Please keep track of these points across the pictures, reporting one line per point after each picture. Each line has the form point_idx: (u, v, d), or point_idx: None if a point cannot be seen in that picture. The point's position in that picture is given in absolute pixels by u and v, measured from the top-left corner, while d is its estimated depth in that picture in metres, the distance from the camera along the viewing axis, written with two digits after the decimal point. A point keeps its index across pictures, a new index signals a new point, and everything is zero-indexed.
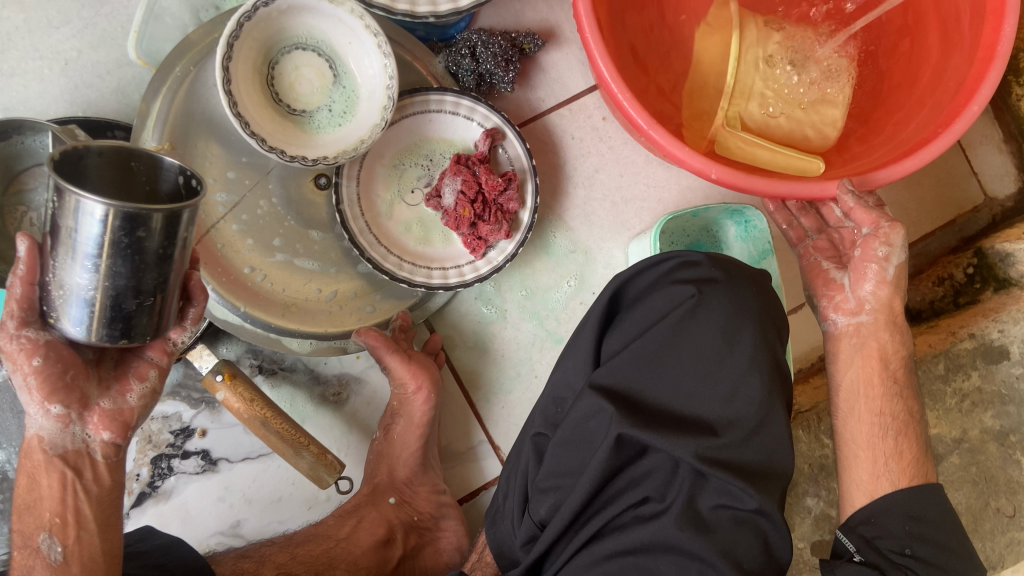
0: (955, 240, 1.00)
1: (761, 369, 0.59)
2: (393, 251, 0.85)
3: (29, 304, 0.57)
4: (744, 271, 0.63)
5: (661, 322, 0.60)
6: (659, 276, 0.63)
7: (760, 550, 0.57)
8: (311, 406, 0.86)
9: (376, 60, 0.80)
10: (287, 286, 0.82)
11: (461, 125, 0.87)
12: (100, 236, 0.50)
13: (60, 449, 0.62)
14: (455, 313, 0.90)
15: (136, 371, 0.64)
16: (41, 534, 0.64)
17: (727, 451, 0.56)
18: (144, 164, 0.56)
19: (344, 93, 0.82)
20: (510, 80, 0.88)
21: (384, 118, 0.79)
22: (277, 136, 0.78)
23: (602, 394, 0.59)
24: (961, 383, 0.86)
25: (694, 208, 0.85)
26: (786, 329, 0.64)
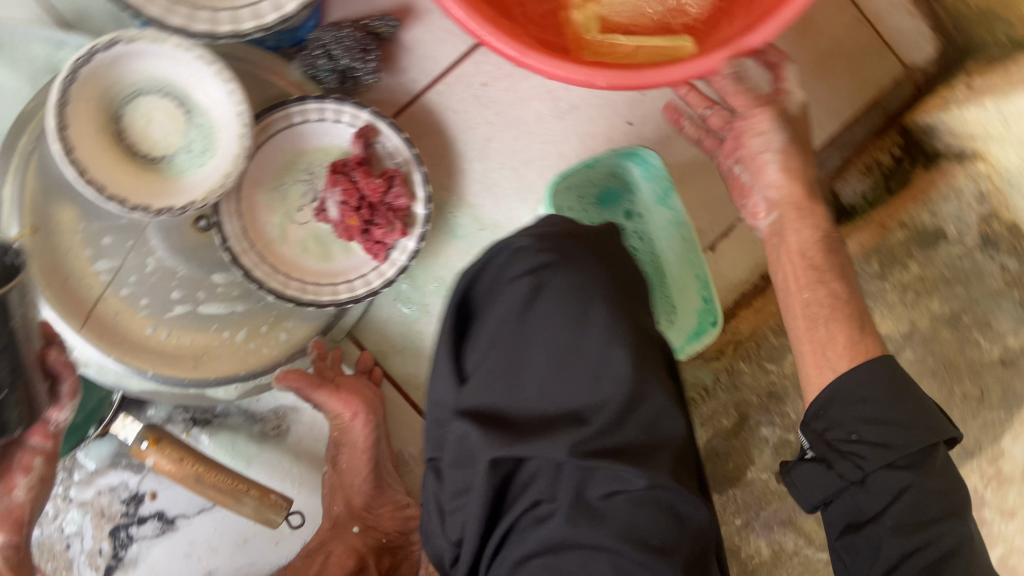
0: (880, 119, 0.89)
1: (620, 341, 0.57)
2: (293, 276, 0.82)
3: None
4: (577, 242, 0.61)
5: (506, 324, 0.58)
6: (495, 272, 0.61)
7: (668, 522, 0.55)
8: (254, 445, 0.85)
9: (219, 87, 0.76)
10: (194, 338, 0.81)
11: (334, 131, 0.83)
12: None
13: None
14: (376, 321, 0.88)
15: (19, 463, 0.62)
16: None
17: (603, 437, 0.55)
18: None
19: (200, 132, 0.79)
20: (372, 70, 0.84)
21: (242, 147, 0.76)
22: (141, 191, 0.76)
23: (468, 418, 0.56)
24: (902, 276, 0.85)
25: (584, 161, 0.81)
26: (637, 286, 0.63)
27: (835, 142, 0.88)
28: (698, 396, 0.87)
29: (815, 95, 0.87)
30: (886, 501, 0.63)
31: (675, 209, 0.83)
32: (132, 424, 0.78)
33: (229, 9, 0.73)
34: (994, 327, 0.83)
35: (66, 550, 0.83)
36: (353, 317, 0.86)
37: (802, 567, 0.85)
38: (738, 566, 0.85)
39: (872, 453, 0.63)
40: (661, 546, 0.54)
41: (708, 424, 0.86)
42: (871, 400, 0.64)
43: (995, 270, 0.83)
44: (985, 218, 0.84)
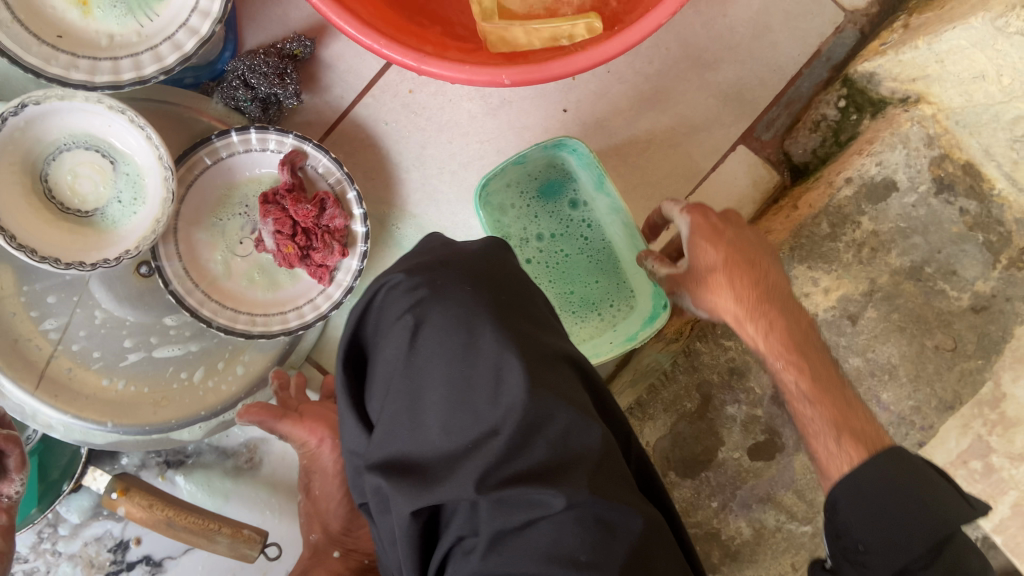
0: (827, 72, 0.88)
1: (507, 361, 0.57)
2: (241, 309, 0.83)
3: None
4: (453, 270, 0.62)
5: (396, 366, 0.59)
6: (380, 315, 0.62)
7: (593, 536, 0.53)
8: (229, 480, 0.86)
9: (137, 134, 0.76)
10: (152, 384, 0.81)
11: (265, 160, 0.84)
12: None
13: None
14: (336, 342, 0.89)
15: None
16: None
17: (506, 462, 0.54)
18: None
19: (128, 180, 0.79)
20: (293, 92, 0.82)
21: (167, 190, 0.76)
22: (75, 248, 0.76)
23: (378, 470, 0.57)
24: (854, 234, 0.81)
25: (511, 158, 0.79)
26: (526, 301, 0.63)
27: (780, 99, 0.89)
28: (659, 381, 0.86)
29: (753, 58, 0.87)
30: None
31: (612, 196, 0.80)
32: (102, 476, 0.80)
33: (129, 56, 0.73)
34: (960, 275, 0.79)
35: None
36: (312, 341, 0.87)
37: (787, 543, 0.82)
38: (722, 550, 0.82)
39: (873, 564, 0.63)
40: (592, 562, 0.52)
41: (671, 410, 0.84)
42: (869, 507, 0.63)
43: (953, 215, 0.79)
44: (937, 161, 0.79)
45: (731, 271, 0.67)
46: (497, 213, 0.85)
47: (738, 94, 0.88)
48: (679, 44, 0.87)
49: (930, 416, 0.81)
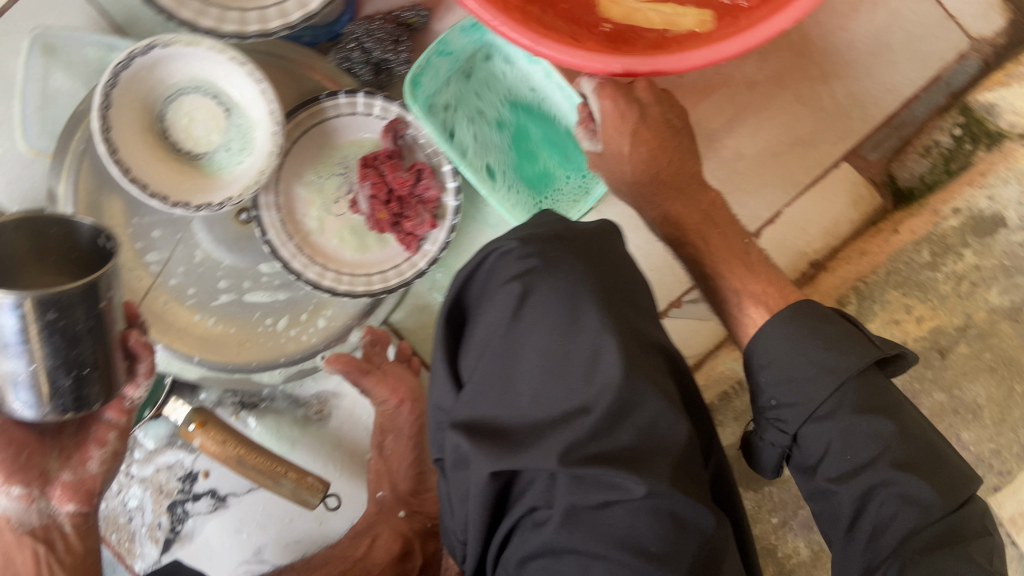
0: (945, 98, 0.86)
1: (607, 343, 0.56)
2: (330, 267, 0.84)
3: None
4: (568, 241, 0.61)
5: (496, 331, 0.58)
6: (485, 278, 0.61)
7: (669, 528, 0.53)
8: (298, 428, 0.89)
9: (253, 88, 0.79)
10: (239, 325, 0.85)
11: (368, 124, 0.86)
12: (18, 326, 0.55)
13: (29, 524, 0.66)
14: (416, 307, 0.91)
15: (96, 436, 0.67)
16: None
17: (595, 441, 0.54)
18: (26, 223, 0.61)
19: (239, 131, 0.82)
20: (404, 61, 0.85)
21: (274, 147, 0.78)
22: (182, 188, 0.80)
23: (462, 429, 0.57)
24: (955, 266, 0.83)
25: (439, 42, 0.77)
26: (631, 286, 0.62)
27: (891, 121, 0.87)
28: (731, 388, 0.86)
29: (869, 75, 0.85)
30: (823, 450, 0.62)
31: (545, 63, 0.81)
32: (181, 406, 0.81)
33: (257, 8, 0.76)
34: None
35: (127, 522, 0.88)
36: (392, 304, 0.88)
37: None
38: (776, 567, 0.83)
39: (785, 412, 0.63)
40: (660, 554, 0.52)
41: (741, 420, 0.86)
42: (783, 361, 0.64)
43: None
44: None
45: (654, 154, 0.70)
46: (444, 114, 0.82)
47: (847, 110, 0.86)
48: (793, 52, 0.85)
49: (1010, 462, 0.83)
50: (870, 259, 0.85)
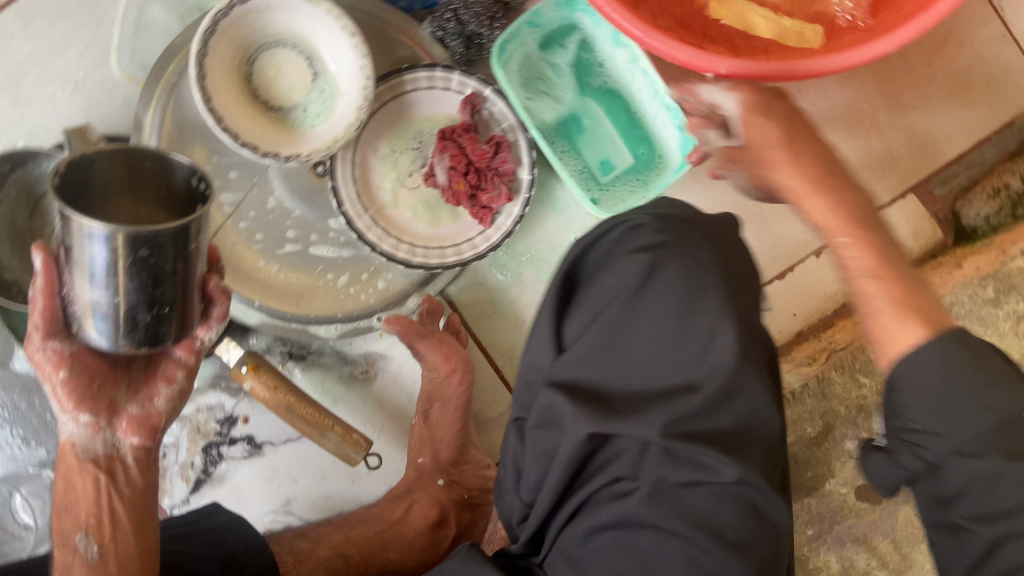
0: (1015, 143, 0.89)
1: (724, 330, 0.57)
2: (403, 239, 0.85)
3: (51, 316, 0.61)
4: (698, 229, 0.63)
5: (614, 300, 0.60)
6: (611, 249, 0.63)
7: (747, 518, 0.55)
8: (342, 385, 0.89)
9: (352, 59, 0.80)
10: (300, 276, 0.85)
11: (447, 99, 0.86)
12: (108, 258, 0.54)
13: (91, 453, 0.65)
14: (471, 282, 0.90)
15: (163, 373, 0.67)
16: (79, 533, 0.66)
17: (696, 421, 0.56)
18: (124, 160, 0.62)
19: (321, 96, 0.82)
20: (497, 38, 0.86)
21: (358, 118, 0.80)
22: (257, 134, 0.79)
23: (563, 388, 0.58)
24: (1015, 303, 0.89)
25: (531, 14, 0.77)
26: (750, 284, 0.64)
27: (962, 160, 0.88)
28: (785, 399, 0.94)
29: (946, 110, 0.87)
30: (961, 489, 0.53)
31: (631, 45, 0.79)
32: (235, 348, 0.82)
33: None
34: None
35: (161, 458, 0.87)
36: (451, 276, 0.88)
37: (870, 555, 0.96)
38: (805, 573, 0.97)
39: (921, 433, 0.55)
40: (735, 542, 0.54)
41: (792, 428, 0.94)
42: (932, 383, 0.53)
43: None
44: None
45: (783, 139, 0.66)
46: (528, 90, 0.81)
47: (922, 142, 0.88)
48: (876, 78, 0.87)
49: None
50: None
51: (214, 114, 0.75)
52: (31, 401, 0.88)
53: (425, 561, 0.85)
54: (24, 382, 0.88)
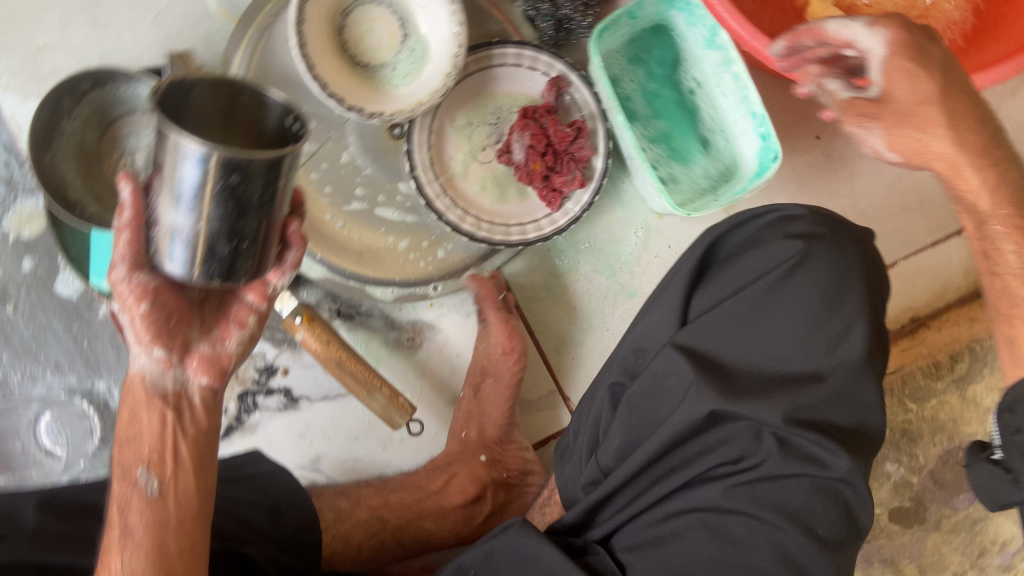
0: None
1: (858, 327, 0.63)
2: (470, 212, 0.85)
3: (136, 248, 0.57)
4: (848, 231, 0.68)
5: (757, 281, 0.64)
6: (756, 232, 0.68)
7: (837, 516, 0.60)
8: (386, 349, 0.88)
9: (447, 24, 0.80)
10: (362, 235, 0.84)
11: (528, 77, 0.86)
12: (200, 178, 0.50)
13: (161, 387, 0.64)
14: (528, 263, 0.90)
15: (234, 316, 0.66)
16: (138, 468, 0.64)
17: (816, 411, 0.61)
18: (222, 86, 0.57)
19: (411, 55, 0.82)
20: (589, 25, 0.86)
21: (445, 85, 0.80)
22: (343, 85, 0.78)
23: (689, 354, 0.62)
24: None
25: (627, 11, 0.78)
26: (883, 289, 0.69)
27: None
28: None
29: None
30: None
31: (725, 47, 0.78)
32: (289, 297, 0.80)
33: None
34: None
35: None
36: (510, 254, 0.88)
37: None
38: None
39: None
40: (824, 537, 0.59)
41: None
42: None
43: None
44: None
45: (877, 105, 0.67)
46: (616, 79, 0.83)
47: None
48: None
49: None
50: (978, 325, 0.95)
51: (307, 60, 0.74)
52: (69, 326, 0.86)
53: (456, 533, 0.87)
54: (65, 306, 0.86)
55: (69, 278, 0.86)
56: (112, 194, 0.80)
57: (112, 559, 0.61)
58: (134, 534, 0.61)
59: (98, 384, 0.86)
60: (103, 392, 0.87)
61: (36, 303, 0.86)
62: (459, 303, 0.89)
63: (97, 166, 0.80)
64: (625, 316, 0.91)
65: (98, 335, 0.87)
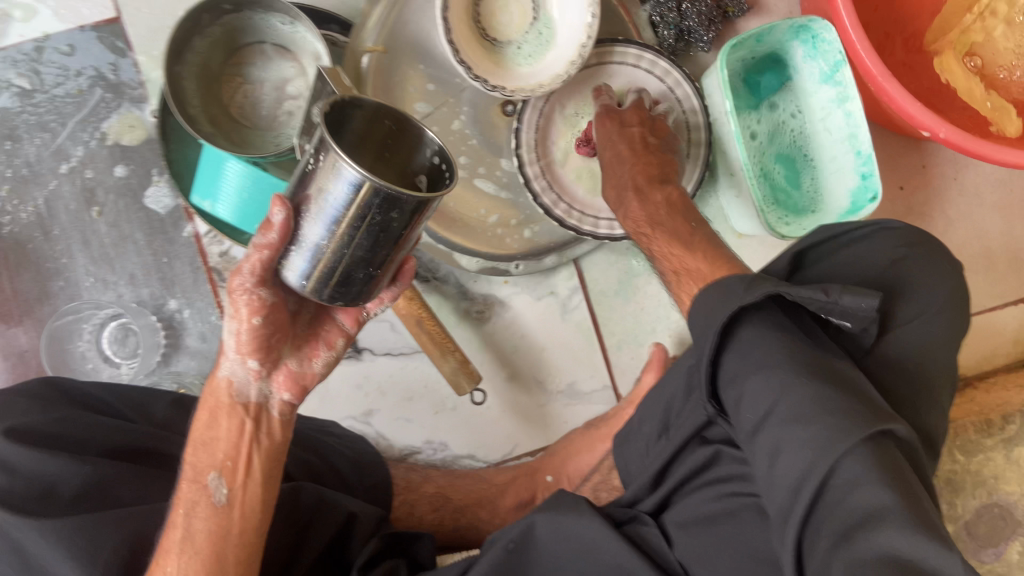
0: None
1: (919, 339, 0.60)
2: (564, 199, 0.87)
3: (264, 263, 0.53)
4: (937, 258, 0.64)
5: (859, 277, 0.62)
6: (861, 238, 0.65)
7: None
8: (456, 317, 0.90)
9: (580, 12, 0.81)
10: (458, 201, 0.86)
11: (642, 79, 0.88)
12: (352, 206, 0.47)
13: (244, 399, 0.59)
14: (606, 259, 0.92)
15: (325, 337, 0.63)
16: (211, 472, 0.58)
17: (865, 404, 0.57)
18: (387, 114, 0.54)
19: (538, 38, 0.84)
20: (709, 40, 0.88)
21: (568, 72, 0.80)
22: (471, 56, 0.80)
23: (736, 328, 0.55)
24: None
25: (759, 31, 0.81)
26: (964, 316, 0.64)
27: None
28: None
29: None
30: None
31: (841, 84, 0.82)
32: None
33: None
34: None
35: None
36: (592, 246, 0.90)
37: None
38: None
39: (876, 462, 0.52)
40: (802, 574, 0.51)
41: None
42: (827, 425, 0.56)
43: None
44: None
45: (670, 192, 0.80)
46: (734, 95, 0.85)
47: None
48: None
49: None
50: None
51: (447, 24, 0.77)
52: (152, 239, 0.87)
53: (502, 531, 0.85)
54: (151, 219, 0.87)
55: (160, 193, 0.87)
56: (225, 118, 0.80)
57: (167, 562, 0.55)
58: (194, 541, 0.56)
59: (169, 302, 0.87)
60: (173, 310, 0.87)
61: (123, 211, 0.87)
62: (532, 285, 0.91)
63: (217, 89, 0.80)
64: (689, 325, 0.93)
65: (178, 253, 0.87)
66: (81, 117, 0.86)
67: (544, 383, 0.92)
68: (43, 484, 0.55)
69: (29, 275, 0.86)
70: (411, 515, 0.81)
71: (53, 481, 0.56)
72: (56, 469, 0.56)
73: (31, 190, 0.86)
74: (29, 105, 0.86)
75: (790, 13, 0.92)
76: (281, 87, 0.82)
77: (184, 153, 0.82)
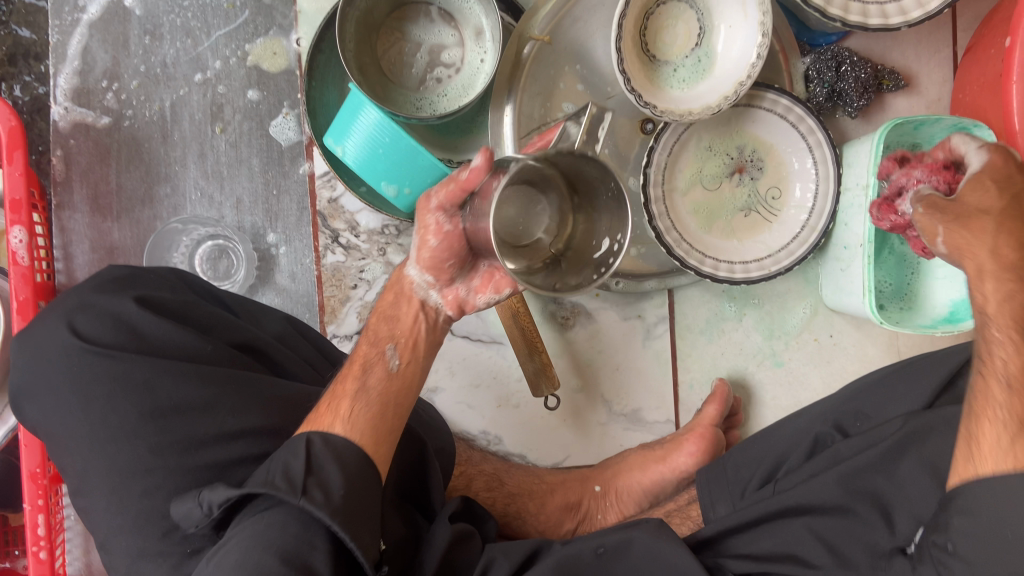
0: None
1: None
2: (676, 230, 0.86)
3: (454, 196, 0.57)
4: None
5: None
6: None
7: None
8: (541, 318, 0.91)
9: (746, 50, 0.80)
10: None
11: (784, 131, 0.86)
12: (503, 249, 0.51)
13: (420, 296, 0.63)
14: (700, 295, 0.92)
15: (495, 281, 0.61)
16: (389, 343, 0.62)
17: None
18: (613, 192, 0.51)
19: (695, 66, 0.83)
20: (857, 108, 0.87)
21: (720, 105, 0.79)
22: (630, 65, 0.79)
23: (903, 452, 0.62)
24: None
25: (919, 119, 0.80)
26: None
27: None
28: None
29: None
30: None
31: None
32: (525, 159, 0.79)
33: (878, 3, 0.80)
34: None
35: (351, 286, 0.86)
36: (691, 280, 0.90)
37: None
38: None
39: None
40: None
41: None
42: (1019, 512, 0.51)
43: None
44: None
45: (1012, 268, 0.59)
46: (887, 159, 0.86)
47: None
48: None
49: None
50: None
51: (620, 32, 0.75)
52: (268, 169, 0.86)
53: (542, 532, 0.84)
54: (271, 148, 0.86)
55: (286, 125, 0.86)
56: (372, 69, 0.79)
57: (342, 403, 0.57)
58: (369, 395, 0.58)
59: (269, 235, 0.86)
60: (271, 244, 0.86)
61: (245, 134, 0.86)
62: (622, 304, 0.92)
63: (374, 38, 0.80)
64: (764, 381, 0.92)
65: (288, 188, 0.87)
66: (227, 30, 0.86)
67: (610, 402, 0.92)
68: (166, 354, 0.60)
69: (139, 173, 0.86)
70: (467, 487, 0.82)
71: (180, 354, 0.61)
72: (183, 343, 0.61)
73: (160, 89, 0.86)
74: (181, 8, 0.86)
75: (938, 100, 0.92)
76: (436, 52, 0.81)
77: (322, 93, 0.82)
